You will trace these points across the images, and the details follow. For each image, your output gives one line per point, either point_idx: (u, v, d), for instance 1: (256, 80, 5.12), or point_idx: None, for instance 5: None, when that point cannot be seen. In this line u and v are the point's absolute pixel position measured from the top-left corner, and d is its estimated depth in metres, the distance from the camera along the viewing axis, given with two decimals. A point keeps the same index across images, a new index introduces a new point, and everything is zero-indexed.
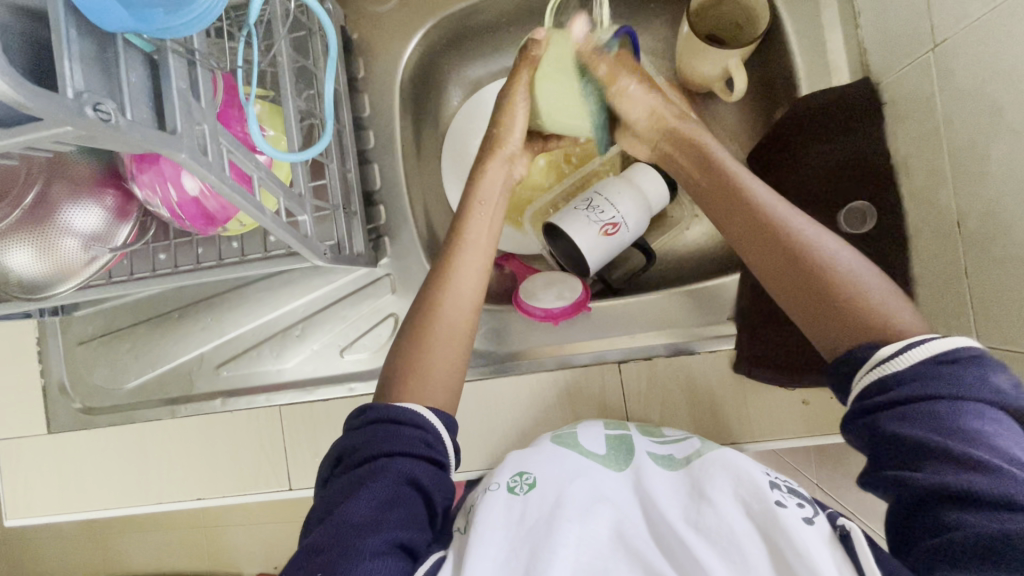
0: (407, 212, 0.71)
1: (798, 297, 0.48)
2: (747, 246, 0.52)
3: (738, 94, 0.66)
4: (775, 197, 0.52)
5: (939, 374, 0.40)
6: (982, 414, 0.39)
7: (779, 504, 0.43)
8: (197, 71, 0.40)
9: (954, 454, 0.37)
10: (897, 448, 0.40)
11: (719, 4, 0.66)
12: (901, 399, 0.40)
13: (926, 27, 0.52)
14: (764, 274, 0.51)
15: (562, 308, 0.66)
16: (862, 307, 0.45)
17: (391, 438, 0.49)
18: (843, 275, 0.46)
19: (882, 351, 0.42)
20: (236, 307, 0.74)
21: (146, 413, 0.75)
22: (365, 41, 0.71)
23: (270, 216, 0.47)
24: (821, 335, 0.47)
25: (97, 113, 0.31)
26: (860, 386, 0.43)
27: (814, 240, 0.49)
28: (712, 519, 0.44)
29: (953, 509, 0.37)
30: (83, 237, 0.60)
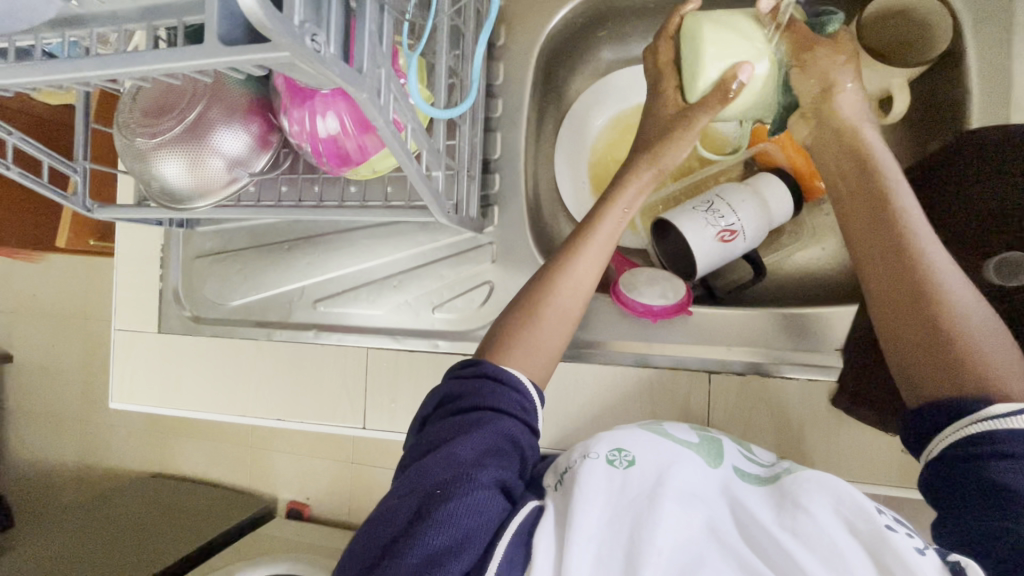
0: (521, 185, 0.72)
1: (905, 339, 0.44)
2: (867, 254, 0.47)
3: (897, 117, 0.62)
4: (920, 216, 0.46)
5: None
6: None
7: (890, 528, 0.40)
8: (384, 16, 0.42)
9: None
10: (1000, 500, 0.37)
11: (892, 17, 0.61)
12: (1018, 453, 0.37)
13: None
14: (871, 285, 0.46)
15: (663, 306, 0.65)
16: (975, 371, 0.40)
17: (494, 394, 0.51)
18: (955, 314, 0.42)
19: (994, 407, 0.39)
20: (342, 248, 0.78)
21: (244, 331, 0.81)
22: (510, 10, 0.71)
23: (415, 166, 0.49)
24: (914, 385, 0.43)
25: (312, 43, 0.33)
26: (964, 433, 0.40)
27: (939, 268, 0.44)
28: (812, 527, 0.41)
29: None
30: (227, 158, 0.64)
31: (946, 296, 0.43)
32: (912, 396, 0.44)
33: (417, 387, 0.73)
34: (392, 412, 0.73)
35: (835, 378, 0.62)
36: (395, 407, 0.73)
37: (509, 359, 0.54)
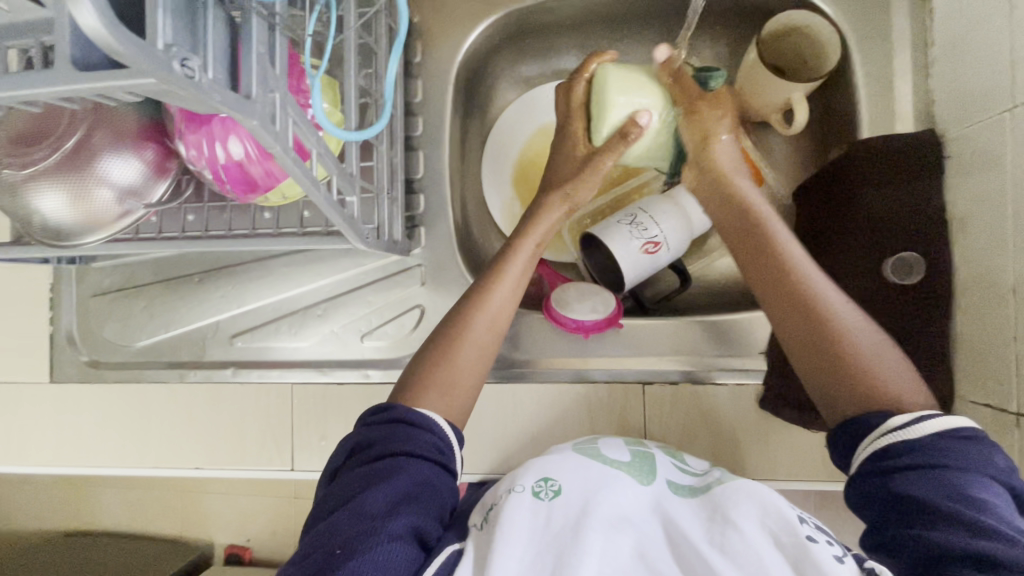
0: (447, 205, 0.70)
1: (806, 354, 0.48)
2: (769, 301, 0.51)
3: (798, 128, 0.65)
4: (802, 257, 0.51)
5: (948, 449, 0.42)
6: (987, 487, 0.40)
7: (810, 539, 0.43)
8: (274, 37, 0.39)
9: (965, 520, 0.38)
10: (910, 512, 0.40)
11: (788, 35, 0.64)
12: (911, 463, 0.41)
13: (1006, 87, 0.51)
14: (783, 329, 0.50)
15: (595, 321, 0.65)
16: (867, 380, 0.46)
17: (407, 438, 0.49)
18: (857, 344, 0.47)
19: (894, 420, 0.43)
20: (259, 278, 0.73)
21: (153, 374, 0.73)
22: (425, 26, 0.70)
23: (322, 194, 0.46)
24: (822, 398, 0.48)
25: (183, 68, 0.30)
26: (867, 452, 0.44)
27: (834, 303, 0.49)
28: (739, 544, 0.44)
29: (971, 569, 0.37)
30: (119, 189, 0.58)
31: (832, 313, 0.48)
32: (827, 414, 0.48)
33: (349, 421, 0.69)
34: (323, 450, 0.69)
35: (760, 381, 0.64)
36: (325, 445, 0.69)
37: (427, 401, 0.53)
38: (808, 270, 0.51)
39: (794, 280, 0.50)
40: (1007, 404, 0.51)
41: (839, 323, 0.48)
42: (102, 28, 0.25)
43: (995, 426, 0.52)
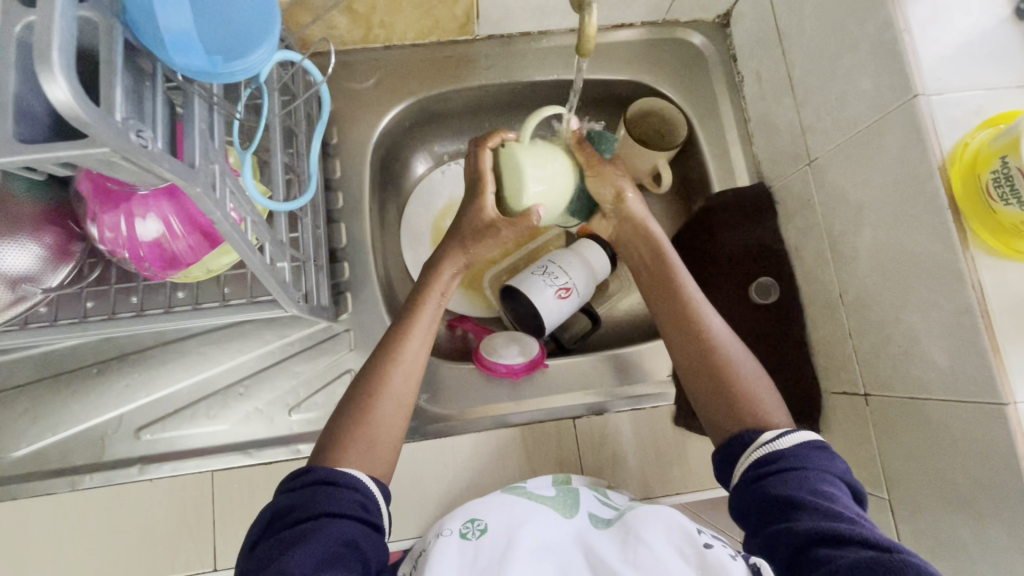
0: (371, 270, 0.73)
1: (698, 380, 0.59)
2: (673, 333, 0.62)
3: (667, 186, 0.79)
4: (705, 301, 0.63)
5: (805, 453, 0.51)
6: (836, 484, 0.50)
7: (708, 545, 0.48)
8: (213, 115, 0.43)
9: (823, 509, 0.47)
10: (781, 507, 0.48)
11: (647, 115, 0.80)
12: (780, 468, 0.50)
13: (803, 147, 0.68)
14: (679, 356, 0.61)
15: (524, 363, 0.71)
16: (743, 399, 0.57)
17: (330, 499, 0.49)
18: (737, 368, 0.59)
19: (764, 435, 0.53)
20: (172, 362, 0.69)
21: (34, 487, 0.64)
22: (339, 114, 0.77)
23: (257, 257, 0.48)
24: (711, 417, 0.58)
25: (138, 138, 0.33)
26: (751, 459, 0.53)
27: (721, 335, 0.61)
28: (649, 557, 0.48)
29: (830, 546, 0.44)
30: (10, 276, 0.55)
31: (721, 343, 0.60)
32: (714, 432, 0.58)
33: None
34: None
35: (672, 401, 0.72)
36: None
37: (353, 461, 0.53)
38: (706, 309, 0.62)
39: (693, 317, 0.61)
40: (856, 387, 0.63)
41: (723, 351, 0.59)
42: (73, 104, 0.28)
43: (852, 408, 0.63)
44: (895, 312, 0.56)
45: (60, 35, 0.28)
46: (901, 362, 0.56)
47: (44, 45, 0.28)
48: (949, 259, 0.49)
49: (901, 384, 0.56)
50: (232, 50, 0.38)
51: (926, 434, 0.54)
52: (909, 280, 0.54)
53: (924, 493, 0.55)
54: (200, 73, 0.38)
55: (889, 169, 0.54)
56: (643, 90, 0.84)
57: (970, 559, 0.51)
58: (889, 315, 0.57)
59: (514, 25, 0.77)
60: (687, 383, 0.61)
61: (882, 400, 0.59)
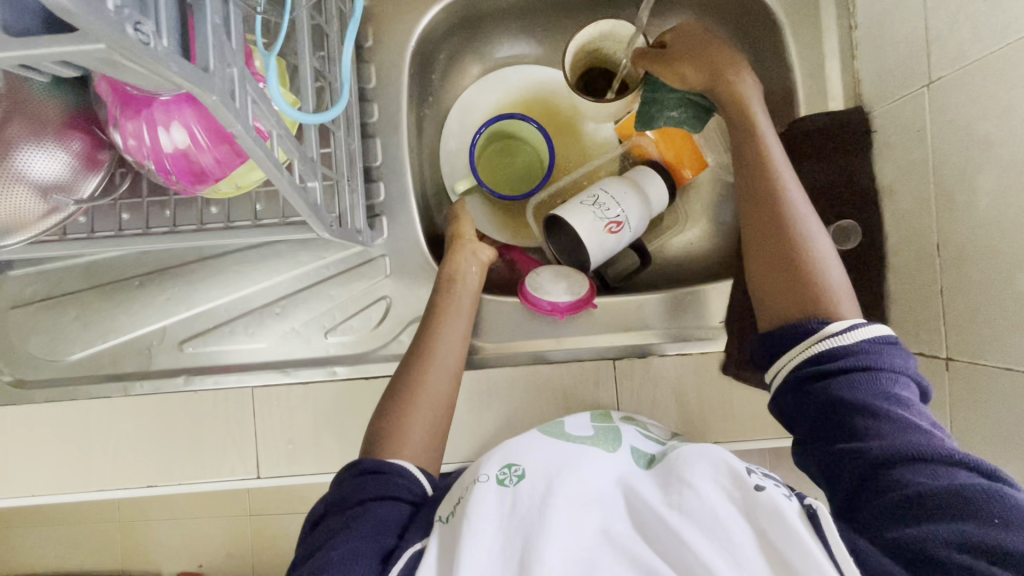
0: (409, 193, 0.68)
1: (768, 279, 0.53)
2: (754, 234, 0.55)
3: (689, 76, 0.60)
4: (802, 198, 0.55)
5: (878, 347, 0.47)
6: (903, 382, 0.46)
7: (759, 487, 0.46)
8: (228, 8, 0.36)
9: (899, 419, 0.43)
10: (850, 411, 0.45)
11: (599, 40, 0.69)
12: (852, 367, 0.46)
13: (924, 63, 0.56)
14: (753, 260, 0.55)
15: (569, 303, 0.67)
16: (807, 276, 0.51)
17: (380, 482, 0.51)
18: (818, 266, 0.51)
19: (831, 326, 0.48)
20: (209, 278, 0.68)
21: (91, 390, 0.67)
22: (375, 11, 0.68)
23: (285, 176, 0.44)
24: (765, 293, 0.53)
25: (138, 33, 0.27)
26: (815, 351, 0.48)
27: (807, 228, 0.53)
28: (696, 502, 0.46)
29: (905, 471, 0.41)
30: (43, 185, 0.53)
31: (799, 219, 0.53)
32: (769, 315, 0.53)
33: (317, 422, 0.66)
34: (291, 455, 0.65)
35: (721, 348, 0.67)
36: (293, 448, 0.66)
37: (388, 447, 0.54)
38: (803, 210, 0.54)
39: (788, 218, 0.53)
40: (938, 350, 0.56)
41: (799, 225, 0.53)
42: None
43: (929, 371, 0.57)
44: (1009, 271, 0.48)
45: None
46: (1002, 329, 0.49)
47: None
48: None
49: (995, 354, 0.50)
50: None
51: (1018, 409, 0.48)
52: None
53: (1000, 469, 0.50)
54: None
55: None
56: None
57: None
58: (999, 273, 0.49)
59: None
60: (756, 286, 0.54)
61: (969, 367, 0.53)
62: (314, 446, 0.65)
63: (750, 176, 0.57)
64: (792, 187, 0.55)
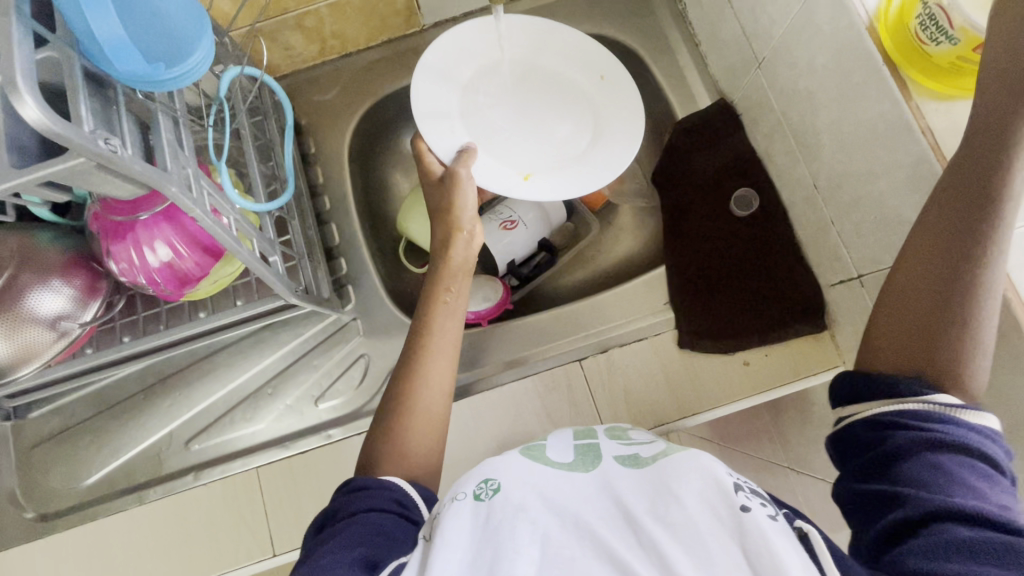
0: (367, 261, 0.78)
1: (904, 313, 0.45)
2: (906, 263, 0.45)
3: None
4: (1001, 250, 0.42)
5: (963, 419, 0.41)
6: (979, 454, 0.40)
7: (745, 508, 0.41)
8: (179, 128, 0.48)
9: (956, 478, 0.38)
10: (902, 462, 0.40)
11: None
12: (921, 423, 0.41)
13: (751, 50, 0.68)
14: (897, 283, 0.46)
15: (488, 309, 0.77)
16: (956, 339, 0.42)
17: (369, 497, 0.49)
18: (969, 331, 0.42)
19: (938, 396, 0.42)
20: (205, 377, 0.75)
21: (107, 509, 0.71)
22: (312, 124, 0.82)
23: (247, 251, 0.53)
24: (896, 320, 0.45)
25: (108, 145, 0.37)
26: (902, 404, 0.43)
27: (987, 286, 0.42)
28: (679, 516, 0.43)
29: (953, 521, 0.36)
30: (49, 318, 0.61)
31: (977, 278, 0.42)
32: (883, 348, 0.46)
33: (320, 486, 0.69)
34: (301, 523, 0.68)
35: (673, 326, 0.73)
36: (302, 516, 0.68)
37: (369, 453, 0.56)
38: (997, 267, 0.42)
39: (966, 267, 0.42)
40: (849, 272, 0.62)
41: (975, 280, 0.42)
42: (43, 118, 0.33)
43: (850, 292, 0.63)
44: (864, 182, 0.56)
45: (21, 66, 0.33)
46: (880, 234, 0.56)
47: (10, 78, 0.33)
48: (895, 114, 0.49)
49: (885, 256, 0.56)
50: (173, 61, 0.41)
51: None
52: (866, 150, 0.54)
53: None
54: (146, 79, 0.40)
55: (826, 43, 0.55)
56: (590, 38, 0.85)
57: (987, 408, 0.49)
58: (859, 187, 0.56)
59: (456, 5, 0.82)
60: (890, 315, 0.46)
61: (875, 275, 0.58)
62: (322, 509, 0.68)
63: (949, 190, 0.44)
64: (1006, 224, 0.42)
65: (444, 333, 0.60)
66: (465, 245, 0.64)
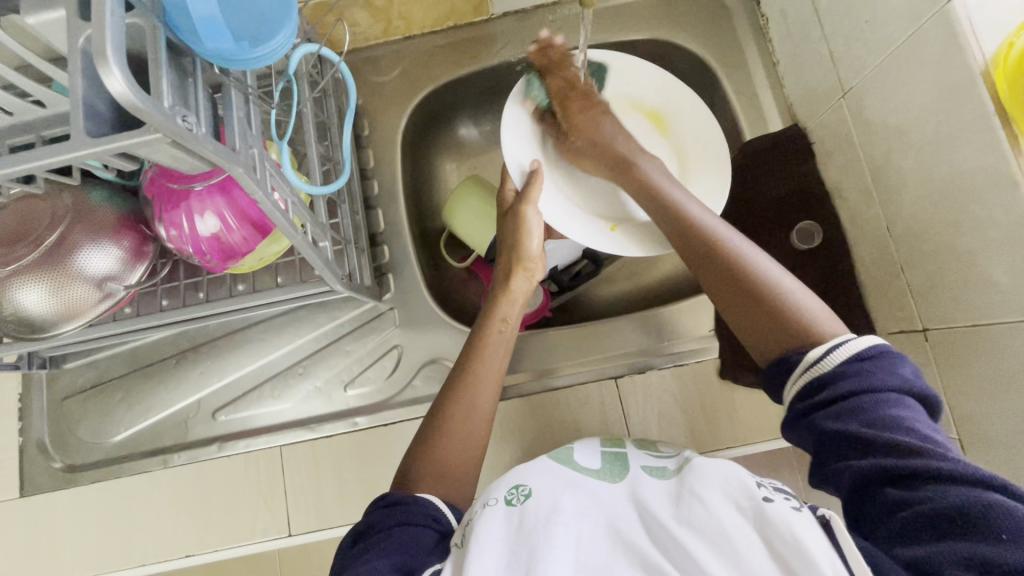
0: (410, 252, 0.77)
1: (733, 309, 0.49)
2: (708, 278, 0.51)
3: None
4: (728, 229, 0.52)
5: (862, 368, 0.42)
6: (897, 400, 0.41)
7: (767, 499, 0.40)
8: (249, 106, 0.47)
9: (890, 441, 0.39)
10: (834, 441, 0.41)
11: None
12: (839, 397, 0.42)
13: (836, 78, 0.65)
14: (705, 284, 0.52)
15: (526, 313, 0.75)
16: (780, 312, 0.47)
17: (405, 512, 0.48)
18: (784, 297, 0.47)
19: (812, 355, 0.44)
20: (237, 350, 0.75)
21: (131, 468, 0.72)
22: (368, 106, 0.80)
23: (301, 236, 0.52)
24: (741, 329, 0.49)
25: (184, 123, 0.36)
26: (795, 391, 0.45)
27: (751, 258, 0.50)
28: (703, 515, 0.40)
29: (900, 486, 0.38)
30: (97, 277, 0.61)
31: (734, 258, 0.50)
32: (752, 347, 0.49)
33: (342, 472, 0.69)
34: (319, 507, 0.68)
35: (715, 355, 0.71)
36: (322, 501, 0.68)
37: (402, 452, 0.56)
38: (738, 241, 0.51)
39: (726, 255, 0.50)
40: (914, 325, 0.59)
41: (744, 262, 0.50)
42: (129, 93, 0.32)
43: (912, 345, 0.59)
44: (949, 235, 0.52)
45: (113, 36, 0.32)
46: (958, 291, 0.53)
47: (101, 48, 0.32)
48: (999, 167, 0.46)
49: (959, 314, 0.53)
50: (254, 41, 0.40)
51: (990, 360, 0.50)
52: (957, 199, 0.51)
53: (987, 426, 0.51)
54: (227, 57, 0.40)
55: (927, 82, 0.52)
56: (661, 45, 0.82)
57: None
58: (942, 236, 0.53)
59: None
60: (730, 318, 0.50)
61: (943, 333, 0.55)
62: (341, 495, 0.68)
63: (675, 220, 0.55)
64: (714, 222, 0.53)
65: (492, 354, 0.60)
66: (525, 280, 0.65)
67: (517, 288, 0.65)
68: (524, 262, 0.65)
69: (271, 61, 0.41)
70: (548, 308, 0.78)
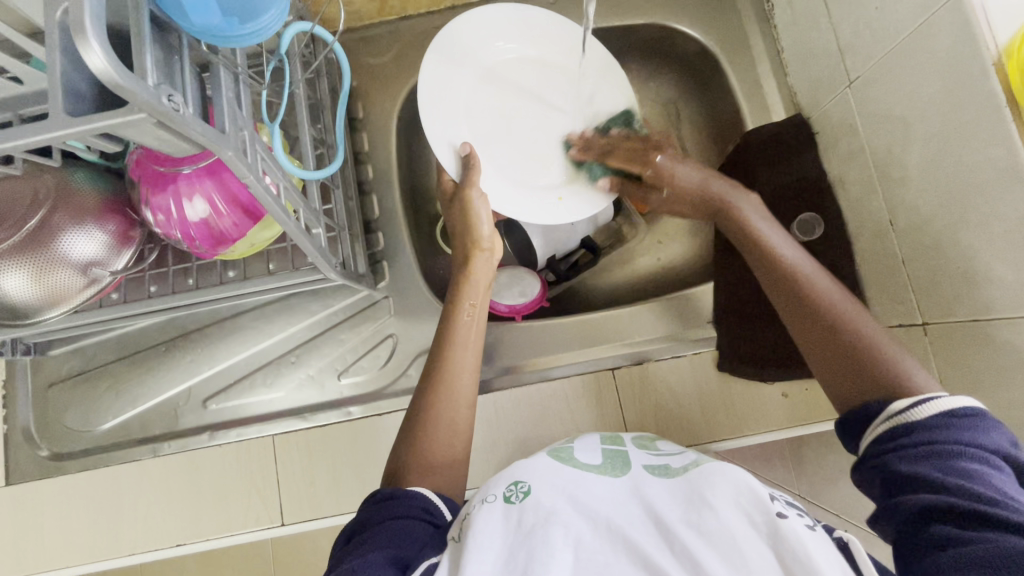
0: (405, 240, 0.75)
1: (818, 353, 0.50)
2: (790, 315, 0.53)
3: None
4: (818, 270, 0.54)
5: (947, 421, 0.41)
6: (984, 460, 0.39)
7: (780, 514, 0.40)
8: (239, 86, 0.45)
9: (959, 482, 0.38)
10: (900, 477, 0.41)
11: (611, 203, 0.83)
12: (910, 441, 0.41)
13: (842, 66, 0.63)
14: (790, 325, 0.53)
15: (524, 303, 0.74)
16: (870, 358, 0.47)
17: (399, 504, 0.48)
18: (869, 344, 0.48)
19: (894, 403, 0.44)
20: (228, 338, 0.74)
21: (120, 457, 0.71)
22: (363, 88, 0.78)
23: (294, 222, 0.50)
24: (825, 374, 0.50)
25: (170, 102, 0.35)
26: (875, 433, 0.44)
27: (843, 305, 0.51)
28: (715, 523, 0.40)
29: (964, 528, 0.36)
30: (82, 263, 0.59)
31: (819, 302, 0.51)
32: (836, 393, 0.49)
33: (335, 462, 0.68)
34: (313, 497, 0.67)
35: (713, 347, 0.70)
36: (315, 491, 0.68)
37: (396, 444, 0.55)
38: (826, 284, 0.53)
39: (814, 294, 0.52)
40: (913, 319, 0.59)
41: (829, 304, 0.51)
42: (109, 69, 0.30)
43: (910, 339, 0.59)
44: (954, 229, 0.52)
45: (91, 8, 0.30)
46: (960, 286, 0.52)
47: (78, 21, 0.30)
48: (1008, 161, 0.45)
49: (959, 310, 0.53)
50: (244, 17, 0.39)
51: (989, 355, 0.50)
52: (963, 193, 0.50)
53: None
54: (214, 32, 0.38)
55: (936, 74, 0.51)
56: (663, 30, 0.80)
57: None
58: (946, 231, 0.53)
59: None
60: (810, 360, 0.51)
61: (943, 328, 0.55)
62: (335, 485, 0.67)
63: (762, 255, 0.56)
64: (796, 256, 0.55)
65: (463, 342, 0.59)
66: (486, 261, 0.64)
67: (481, 272, 0.64)
68: (482, 245, 0.64)
69: (260, 39, 0.40)
70: (546, 298, 0.77)
